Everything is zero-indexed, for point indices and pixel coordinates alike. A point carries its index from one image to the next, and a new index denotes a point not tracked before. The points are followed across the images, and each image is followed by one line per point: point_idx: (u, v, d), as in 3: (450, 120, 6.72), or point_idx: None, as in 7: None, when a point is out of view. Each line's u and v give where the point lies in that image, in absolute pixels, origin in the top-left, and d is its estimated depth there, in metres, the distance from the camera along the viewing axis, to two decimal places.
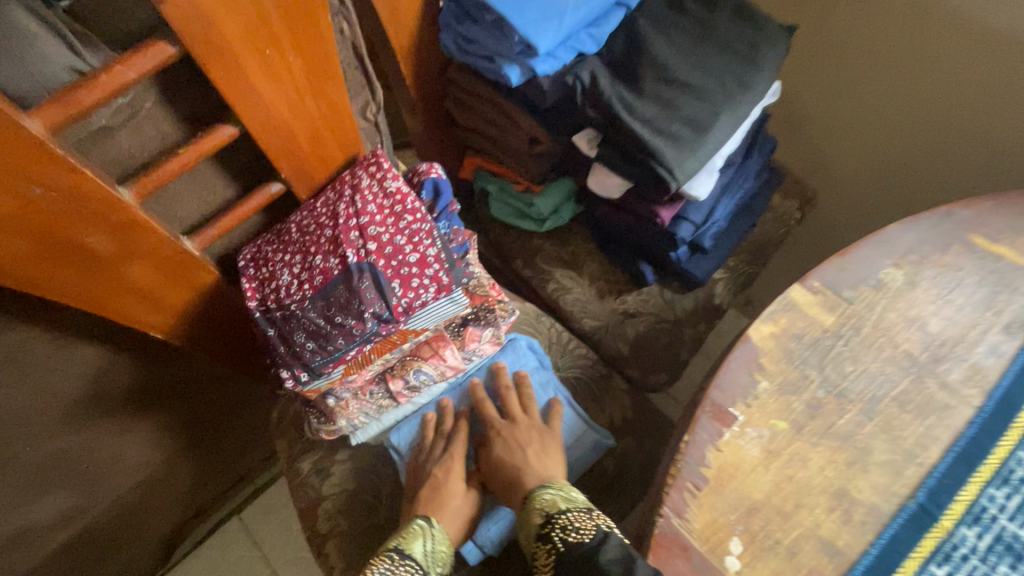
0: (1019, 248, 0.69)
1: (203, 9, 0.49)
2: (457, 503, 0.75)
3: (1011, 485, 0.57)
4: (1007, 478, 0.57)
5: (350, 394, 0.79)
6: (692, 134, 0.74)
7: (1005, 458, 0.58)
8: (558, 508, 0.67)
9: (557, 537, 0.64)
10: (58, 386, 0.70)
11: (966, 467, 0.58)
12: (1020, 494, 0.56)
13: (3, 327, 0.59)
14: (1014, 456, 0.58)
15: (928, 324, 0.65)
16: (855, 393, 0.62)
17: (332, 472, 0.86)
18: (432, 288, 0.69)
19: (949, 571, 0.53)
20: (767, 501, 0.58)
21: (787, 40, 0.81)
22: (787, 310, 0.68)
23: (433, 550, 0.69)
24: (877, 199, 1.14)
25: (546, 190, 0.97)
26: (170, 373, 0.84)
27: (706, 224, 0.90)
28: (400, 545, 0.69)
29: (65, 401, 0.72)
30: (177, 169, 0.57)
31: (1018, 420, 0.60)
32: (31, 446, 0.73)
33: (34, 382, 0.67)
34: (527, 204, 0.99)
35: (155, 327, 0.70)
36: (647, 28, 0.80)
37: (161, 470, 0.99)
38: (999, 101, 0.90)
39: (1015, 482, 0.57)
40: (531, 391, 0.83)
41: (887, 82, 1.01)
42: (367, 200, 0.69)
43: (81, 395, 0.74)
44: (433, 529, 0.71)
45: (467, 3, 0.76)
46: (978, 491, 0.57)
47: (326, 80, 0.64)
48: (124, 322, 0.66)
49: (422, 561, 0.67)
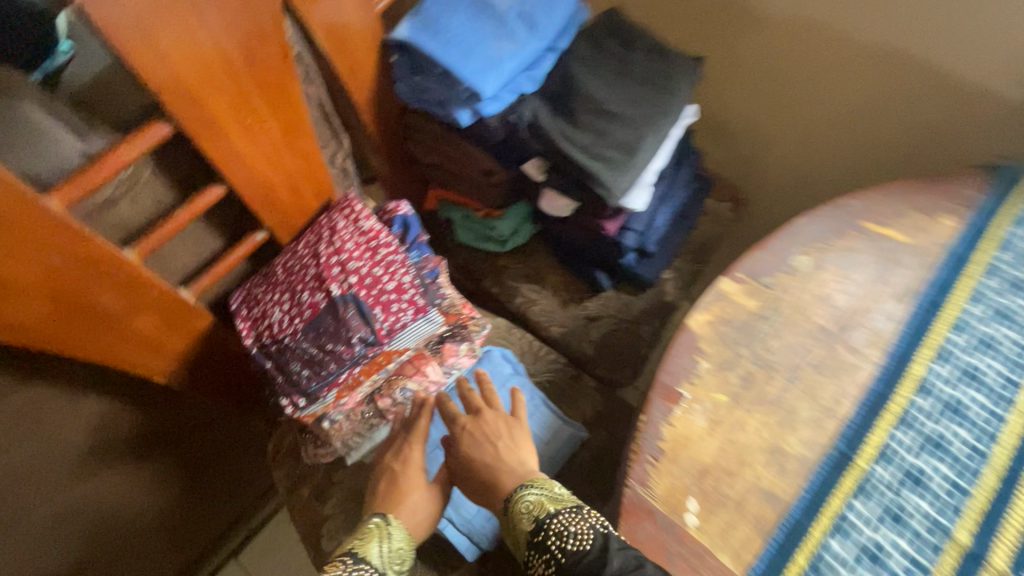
0: (900, 229, 0.83)
1: (193, 92, 0.58)
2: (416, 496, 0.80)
3: (910, 426, 0.68)
4: (907, 420, 0.69)
5: (343, 416, 0.86)
6: (624, 157, 0.86)
7: (905, 404, 0.70)
8: (547, 512, 0.70)
9: (552, 546, 0.67)
10: (64, 438, 0.74)
11: (874, 414, 0.69)
12: (917, 432, 0.68)
13: (19, 386, 0.64)
14: (911, 402, 0.70)
15: (834, 299, 0.77)
16: (779, 364, 0.73)
17: (331, 493, 0.92)
18: (411, 310, 0.77)
19: (867, 502, 0.64)
20: (715, 464, 0.67)
21: (695, 69, 0.95)
22: (719, 300, 0.79)
23: (390, 551, 0.74)
24: (798, 195, 1.29)
25: (505, 214, 1.07)
26: (169, 417, 0.88)
27: (648, 231, 1.01)
28: (358, 545, 0.74)
29: (71, 452, 0.76)
30: (174, 228, 0.64)
31: (912, 372, 0.72)
32: (39, 499, 0.76)
33: (47, 439, 0.72)
34: (489, 228, 1.09)
35: (158, 373, 0.76)
36: (576, 68, 0.92)
37: (161, 515, 1.01)
38: (882, 105, 1.05)
39: (913, 422, 0.68)
40: (492, 386, 0.86)
41: (791, 95, 1.16)
42: (345, 239, 0.77)
43: (85, 445, 0.78)
44: (389, 528, 0.75)
45: (416, 59, 0.86)
46: (886, 434, 0.68)
47: (299, 137, 0.73)
48: (130, 371, 0.72)
49: (378, 564, 0.72)
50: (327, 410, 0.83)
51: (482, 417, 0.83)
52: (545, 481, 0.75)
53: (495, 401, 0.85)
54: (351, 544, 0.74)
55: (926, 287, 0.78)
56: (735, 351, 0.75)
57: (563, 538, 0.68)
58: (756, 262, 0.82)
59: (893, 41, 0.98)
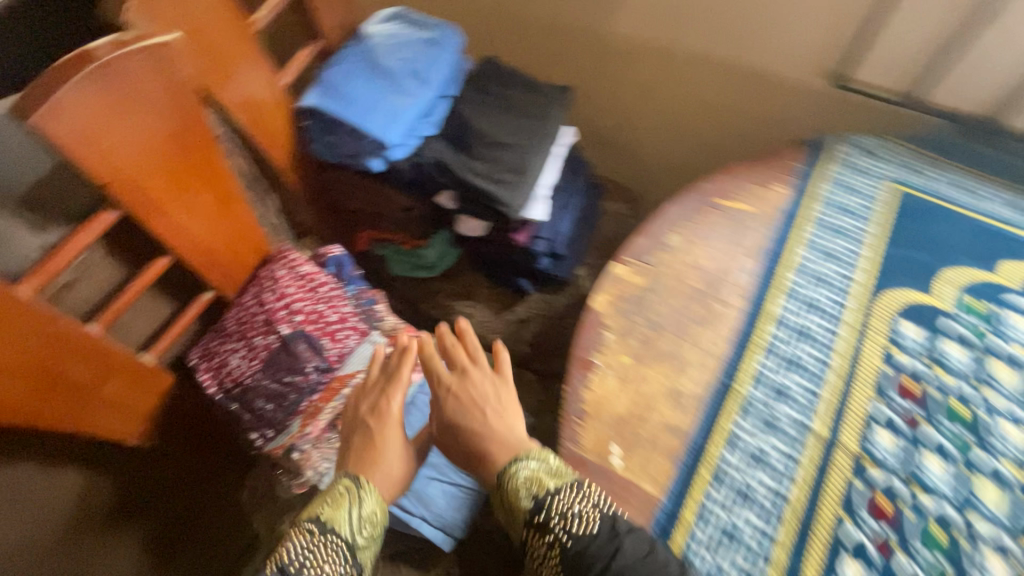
0: (743, 200, 1.03)
1: (135, 180, 0.68)
2: (394, 454, 0.85)
3: (772, 352, 0.86)
4: (769, 348, 0.87)
5: (310, 445, 0.91)
6: (516, 177, 1.02)
7: (765, 336, 0.88)
8: (546, 492, 0.76)
9: (558, 527, 0.74)
10: (41, 501, 0.81)
11: (744, 348, 0.87)
12: (777, 356, 0.86)
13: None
14: (770, 333, 0.88)
15: (702, 264, 0.96)
16: (666, 323, 0.90)
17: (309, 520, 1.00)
18: (354, 334, 0.95)
19: (748, 417, 0.81)
20: (629, 413, 0.82)
21: (563, 97, 1.14)
22: (614, 281, 0.95)
23: (360, 516, 0.79)
24: (680, 176, 1.54)
25: (431, 243, 1.21)
26: (139, 473, 0.96)
27: (557, 237, 1.15)
28: (329, 510, 0.79)
29: (50, 515, 0.84)
30: (129, 299, 0.73)
31: (767, 310, 0.90)
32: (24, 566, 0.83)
33: (25, 505, 0.79)
34: (418, 257, 1.24)
35: (129, 434, 0.83)
36: (465, 109, 1.08)
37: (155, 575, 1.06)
38: (726, 96, 1.32)
39: (774, 349, 0.86)
40: (473, 342, 0.94)
41: (655, 99, 1.41)
42: (288, 286, 0.93)
43: (61, 507, 0.85)
44: (360, 494, 0.80)
45: (326, 120, 0.99)
46: (755, 363, 0.85)
47: (231, 204, 0.85)
48: (103, 437, 0.78)
49: (348, 534, 0.77)
50: (294, 440, 0.89)
51: (467, 378, 0.92)
52: (541, 454, 0.82)
53: (477, 361, 0.93)
54: (322, 508, 0.79)
55: (770, 242, 0.97)
56: (631, 319, 0.90)
57: (568, 520, 0.74)
58: (638, 245, 0.99)
59: (717, 51, 1.24)
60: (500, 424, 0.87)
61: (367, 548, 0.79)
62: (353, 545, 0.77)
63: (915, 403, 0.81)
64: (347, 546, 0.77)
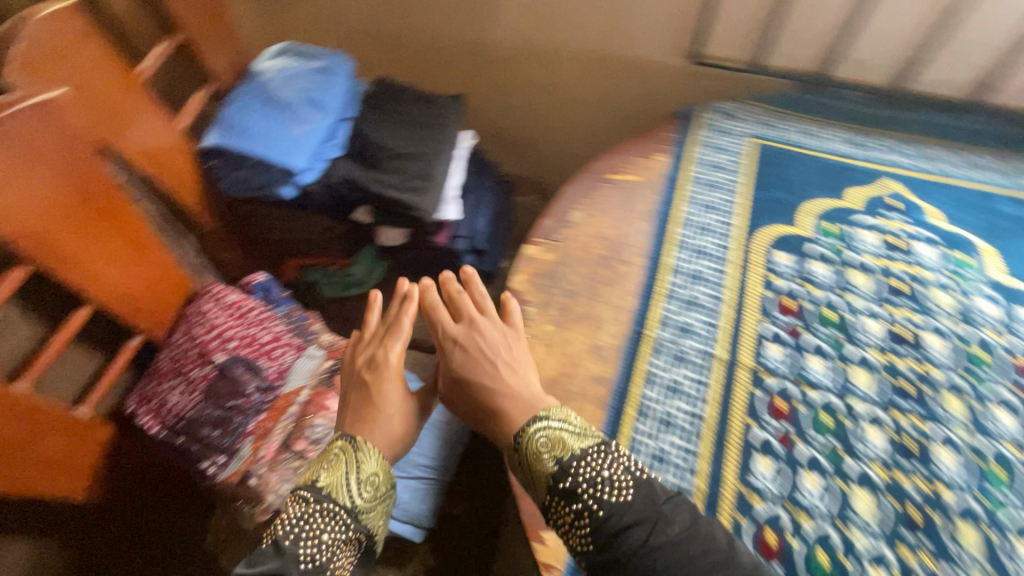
0: (631, 171, 1.15)
1: (41, 237, 0.70)
2: (391, 400, 0.96)
3: (674, 297, 0.98)
4: (672, 295, 0.98)
5: (266, 469, 0.94)
6: (424, 183, 1.09)
7: (667, 285, 0.99)
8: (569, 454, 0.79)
9: (587, 495, 0.75)
10: None
11: (651, 299, 0.98)
12: (679, 300, 0.98)
13: None
14: (670, 282, 1.00)
15: (605, 232, 1.06)
16: (580, 289, 0.99)
17: None
18: (290, 350, 1.04)
19: (662, 357, 0.92)
20: (559, 373, 0.90)
21: (456, 103, 1.22)
22: (529, 261, 1.03)
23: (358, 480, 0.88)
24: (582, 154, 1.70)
25: (357, 260, 1.29)
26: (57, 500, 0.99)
27: (475, 233, 1.25)
28: (326, 479, 0.87)
29: None
30: (54, 351, 0.76)
31: (664, 263, 1.02)
32: None
33: None
34: (347, 275, 1.31)
35: (71, 492, 0.85)
36: (365, 127, 1.14)
37: None
38: (605, 79, 1.47)
39: (675, 294, 0.98)
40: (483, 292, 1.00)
41: (546, 92, 1.54)
42: (217, 317, 0.99)
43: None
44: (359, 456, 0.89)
45: (230, 157, 1.02)
46: (662, 309, 0.96)
47: (145, 247, 0.89)
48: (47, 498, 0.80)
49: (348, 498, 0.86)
50: (249, 465, 0.94)
51: (477, 327, 0.94)
52: (562, 414, 0.83)
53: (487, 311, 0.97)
54: (319, 478, 0.87)
55: (658, 205, 1.10)
56: (548, 291, 0.99)
57: (597, 487, 0.76)
58: (546, 225, 1.08)
59: (590, 41, 1.38)
60: (511, 379, 0.87)
61: (367, 507, 0.88)
62: (350, 509, 0.86)
63: (794, 316, 0.94)
64: (344, 511, 0.85)
